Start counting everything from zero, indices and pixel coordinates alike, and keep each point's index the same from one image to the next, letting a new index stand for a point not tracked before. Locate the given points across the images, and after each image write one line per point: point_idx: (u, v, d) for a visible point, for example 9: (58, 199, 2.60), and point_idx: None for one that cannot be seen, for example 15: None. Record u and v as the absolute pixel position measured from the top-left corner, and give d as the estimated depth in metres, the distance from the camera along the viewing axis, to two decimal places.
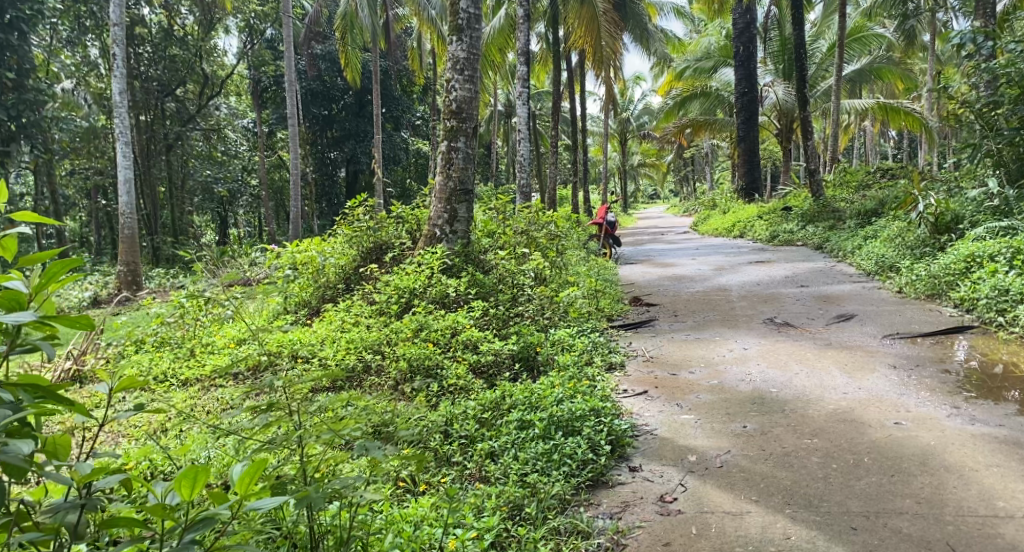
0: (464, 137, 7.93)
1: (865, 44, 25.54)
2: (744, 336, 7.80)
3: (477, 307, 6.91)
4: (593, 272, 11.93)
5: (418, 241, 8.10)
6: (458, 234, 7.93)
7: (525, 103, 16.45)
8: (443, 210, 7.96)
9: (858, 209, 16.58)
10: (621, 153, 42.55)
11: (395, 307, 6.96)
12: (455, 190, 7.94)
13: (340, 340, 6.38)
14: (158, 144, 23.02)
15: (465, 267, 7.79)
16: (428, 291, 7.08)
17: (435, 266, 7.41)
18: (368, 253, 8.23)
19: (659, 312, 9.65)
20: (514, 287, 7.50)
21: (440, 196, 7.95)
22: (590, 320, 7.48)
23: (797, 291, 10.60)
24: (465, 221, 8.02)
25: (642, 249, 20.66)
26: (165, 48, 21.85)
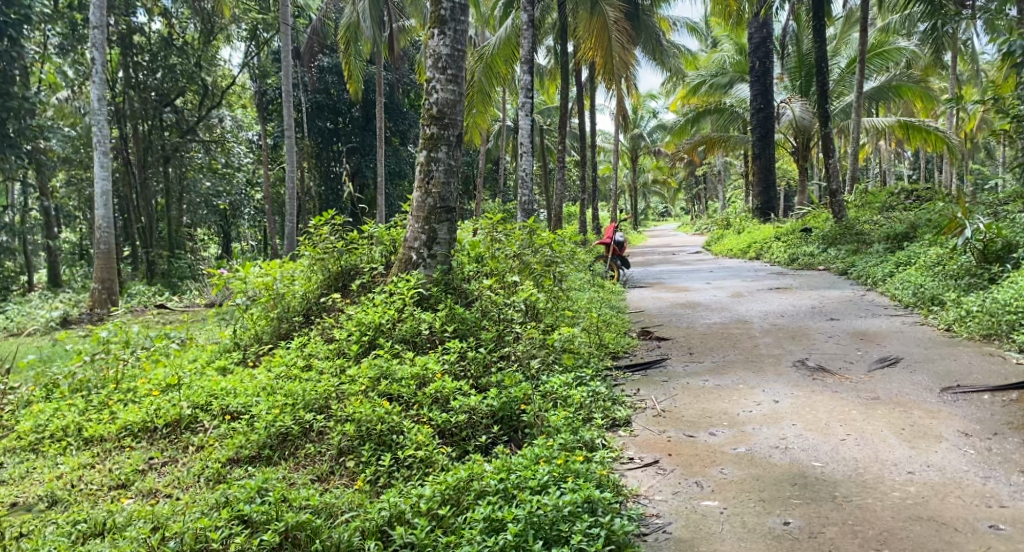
0: (445, 146, 6.83)
1: (887, 59, 24.42)
2: (774, 380, 6.73)
3: (453, 350, 5.88)
4: (598, 299, 10.81)
5: (392, 266, 6.98)
6: (435, 263, 6.80)
7: (530, 115, 15.22)
8: (422, 230, 6.83)
9: (886, 233, 15.38)
10: (632, 170, 41.30)
11: (356, 349, 5.96)
12: (436, 207, 6.83)
13: (278, 393, 5.50)
14: (156, 156, 21.84)
15: (444, 297, 6.63)
16: (396, 331, 6.06)
17: (408, 301, 6.34)
18: (334, 280, 7.07)
19: (671, 348, 8.54)
20: (501, 324, 6.37)
21: (417, 214, 6.84)
22: (590, 363, 6.45)
23: (827, 325, 9.51)
24: (447, 243, 6.89)
25: (654, 271, 19.45)
26: (165, 58, 20.88)
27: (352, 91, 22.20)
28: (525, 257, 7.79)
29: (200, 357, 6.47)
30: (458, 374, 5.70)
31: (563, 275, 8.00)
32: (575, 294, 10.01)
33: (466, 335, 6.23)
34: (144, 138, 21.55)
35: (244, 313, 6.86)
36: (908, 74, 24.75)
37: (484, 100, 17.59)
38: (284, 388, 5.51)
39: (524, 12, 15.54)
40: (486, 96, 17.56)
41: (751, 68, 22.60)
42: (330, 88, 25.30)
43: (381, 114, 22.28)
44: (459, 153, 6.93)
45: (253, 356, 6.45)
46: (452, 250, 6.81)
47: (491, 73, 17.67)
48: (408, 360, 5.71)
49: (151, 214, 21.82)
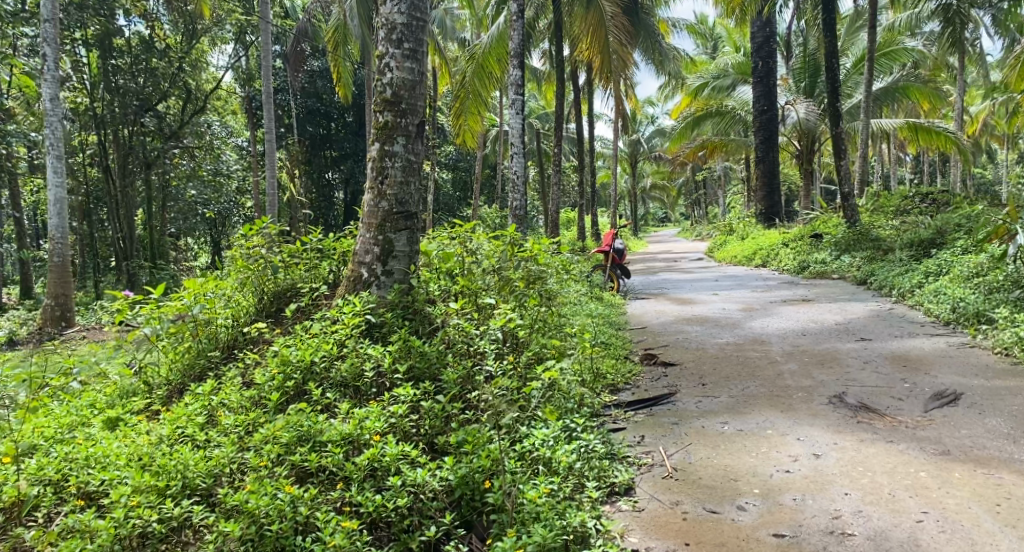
0: (403, 137, 5.81)
1: (895, 58, 23.19)
2: (810, 422, 5.54)
3: (403, 398, 4.97)
4: (595, 319, 9.53)
5: (338, 287, 5.95)
6: (389, 287, 5.75)
7: (520, 114, 13.94)
8: (376, 240, 5.80)
9: (909, 239, 14.15)
10: (631, 175, 40.05)
11: (277, 397, 5.02)
12: (390, 213, 5.79)
13: (156, 472, 4.58)
14: (136, 161, 20.05)
15: (399, 324, 5.57)
16: (330, 375, 5.13)
17: (353, 333, 5.35)
18: (266, 306, 6.03)
19: (680, 377, 7.27)
20: (469, 363, 5.32)
21: (369, 221, 5.81)
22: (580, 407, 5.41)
23: (860, 347, 8.35)
24: (406, 256, 5.81)
25: (656, 280, 18.13)
26: (145, 60, 19.23)
27: (340, 94, 20.86)
28: (507, 270, 6.55)
29: (93, 396, 5.41)
30: (405, 437, 4.82)
31: (552, 292, 6.81)
32: (570, 315, 8.75)
33: (420, 376, 5.24)
34: (124, 143, 19.86)
35: (155, 344, 5.64)
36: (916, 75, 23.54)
37: (478, 102, 16.38)
38: (159, 462, 4.60)
39: (512, 4, 14.29)
40: (479, 99, 16.38)
41: (754, 68, 21.33)
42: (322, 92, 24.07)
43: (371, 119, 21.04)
44: (421, 147, 5.91)
45: (154, 406, 5.33)
46: (412, 264, 5.77)
47: (484, 74, 16.35)
48: (339, 418, 4.84)
49: (130, 223, 20.43)
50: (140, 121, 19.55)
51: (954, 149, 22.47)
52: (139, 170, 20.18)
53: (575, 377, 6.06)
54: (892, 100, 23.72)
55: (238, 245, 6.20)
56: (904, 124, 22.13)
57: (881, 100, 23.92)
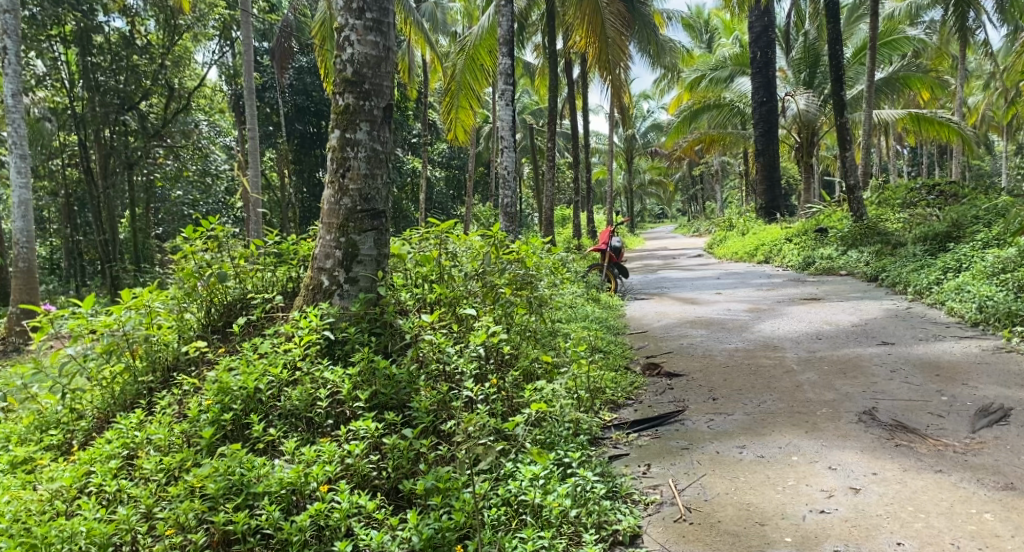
0: (367, 122, 5.52)
1: (896, 48, 22.42)
2: (843, 444, 4.87)
3: (361, 433, 4.56)
4: (592, 326, 8.81)
5: (296, 299, 5.52)
6: (352, 298, 5.41)
7: (511, 104, 13.13)
8: (337, 243, 5.47)
9: (922, 233, 13.44)
10: (627, 171, 39.28)
11: (211, 435, 4.58)
12: (355, 212, 5.47)
13: (31, 546, 4.01)
14: (118, 161, 18.40)
15: (363, 342, 5.19)
16: (279, 405, 4.74)
17: (309, 355, 4.97)
18: (213, 319, 5.53)
19: (688, 389, 6.60)
20: (444, 392, 4.87)
21: (330, 221, 5.48)
22: (567, 442, 4.79)
23: (882, 352, 7.67)
24: (372, 261, 5.51)
25: (657, 278, 17.34)
26: (126, 58, 17.71)
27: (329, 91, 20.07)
28: (492, 275, 5.87)
29: (9, 428, 4.95)
30: (361, 483, 4.40)
31: (543, 298, 6.17)
32: (564, 323, 8.02)
33: (383, 406, 4.84)
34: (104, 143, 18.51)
35: (85, 366, 5.14)
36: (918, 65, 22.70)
37: (470, 96, 15.65)
38: (38, 533, 4.05)
39: None
40: (471, 92, 15.65)
41: (752, 59, 20.58)
42: (312, 89, 22.82)
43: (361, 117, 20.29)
44: (387, 133, 5.64)
45: (78, 439, 4.87)
46: (378, 272, 5.45)
47: (474, 67, 15.57)
48: (283, 462, 4.42)
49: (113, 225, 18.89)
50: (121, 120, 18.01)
51: (958, 140, 21.75)
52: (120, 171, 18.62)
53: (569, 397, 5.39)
54: (892, 91, 22.85)
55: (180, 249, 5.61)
56: (907, 115, 21.38)
57: (882, 91, 23.05)
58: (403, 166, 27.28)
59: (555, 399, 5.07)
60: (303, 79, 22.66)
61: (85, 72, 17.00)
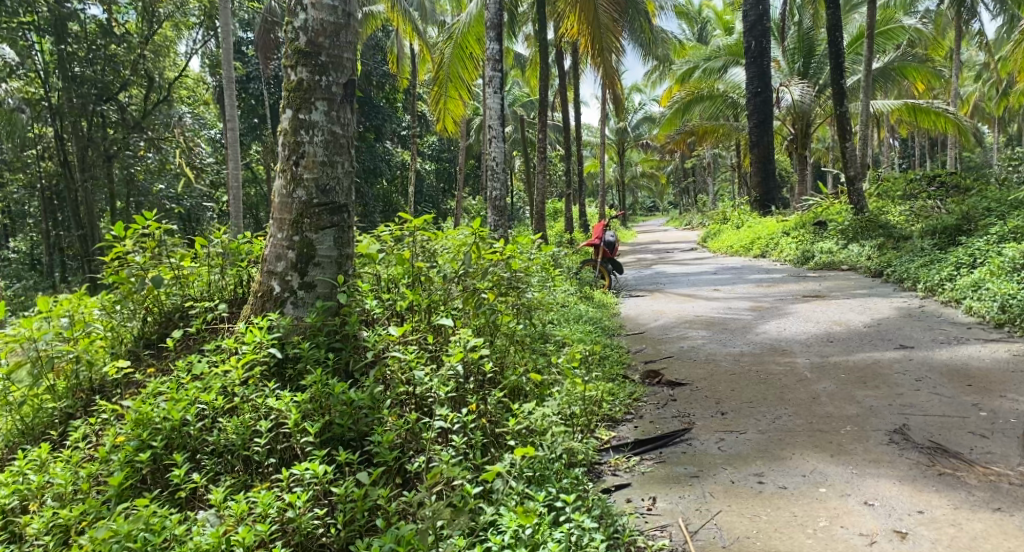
0: (324, 100, 4.96)
1: (892, 37, 21.78)
2: (879, 470, 4.30)
3: (306, 477, 4.00)
4: (585, 330, 8.17)
5: (245, 311, 5.00)
6: (307, 308, 4.87)
7: (499, 91, 12.45)
8: (291, 243, 4.93)
9: (930, 226, 12.85)
10: (619, 164, 38.53)
11: (123, 480, 4.11)
12: (311, 206, 4.92)
13: None
14: (96, 154, 17.14)
15: (317, 362, 4.60)
16: (210, 441, 4.26)
17: (251, 379, 4.46)
18: (148, 329, 5.09)
19: (694, 401, 6.01)
20: (411, 424, 4.32)
21: (282, 217, 4.94)
22: (555, 475, 4.22)
23: (901, 355, 7.07)
24: (332, 263, 4.96)
25: (652, 274, 16.70)
26: (103, 46, 16.38)
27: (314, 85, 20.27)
28: (473, 279, 5.23)
29: None
30: (304, 543, 3.87)
31: (531, 301, 5.55)
32: (555, 326, 7.37)
33: (335, 443, 4.30)
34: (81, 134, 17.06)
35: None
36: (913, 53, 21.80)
37: (459, 86, 14.98)
38: None
39: None
40: (460, 82, 14.97)
41: (745, 49, 19.50)
42: None
43: None
44: (349, 109, 5.08)
45: None
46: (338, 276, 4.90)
47: (463, 56, 14.86)
48: (207, 518, 3.92)
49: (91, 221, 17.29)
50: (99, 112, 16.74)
51: (954, 130, 21.05)
52: (99, 164, 17.24)
53: (561, 419, 4.77)
54: (888, 80, 22.26)
55: (111, 249, 5.17)
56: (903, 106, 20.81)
57: (878, 81, 22.46)
58: (391, 159, 26.56)
59: (545, 426, 4.51)
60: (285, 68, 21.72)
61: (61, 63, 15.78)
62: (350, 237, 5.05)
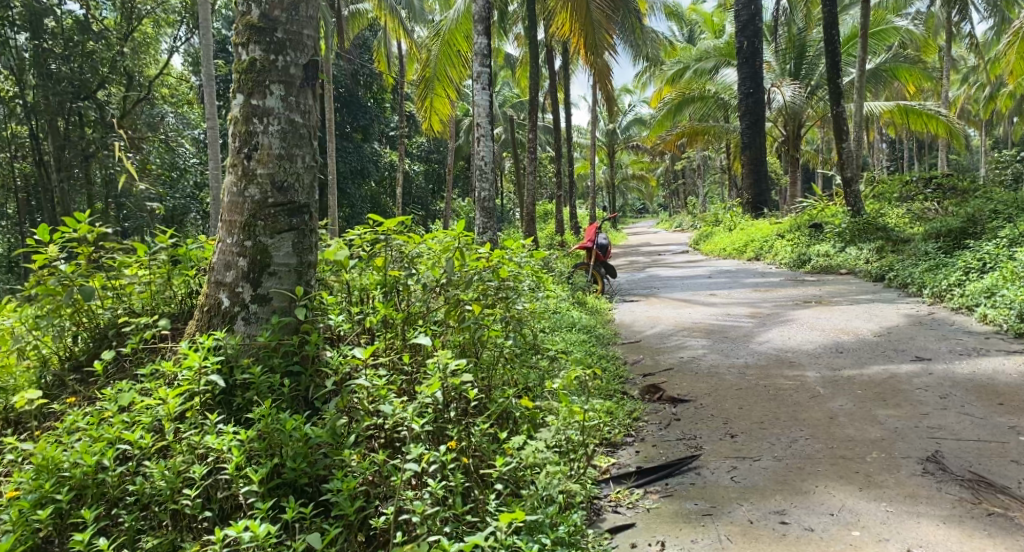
0: (281, 83, 4.53)
1: (885, 38, 21.33)
2: (918, 512, 3.88)
3: (245, 540, 3.47)
4: (579, 341, 7.60)
5: (188, 329, 4.51)
6: (261, 325, 4.41)
7: (488, 88, 11.89)
8: (242, 249, 4.46)
9: (935, 230, 12.35)
10: (610, 166, 37.99)
11: (11, 546, 3.53)
12: (266, 206, 4.47)
13: None
14: (74, 154, 16.04)
15: (266, 392, 4.11)
16: (133, 490, 3.75)
17: (187, 414, 3.98)
18: (88, 360, 4.66)
19: (700, 421, 5.47)
20: (374, 467, 3.85)
21: (231, 219, 4.47)
22: (548, 516, 3.78)
23: (918, 368, 6.54)
24: (291, 272, 4.51)
25: (644, 277, 16.16)
26: (80, 44, 15.50)
27: None
28: (458, 288, 4.70)
29: None
30: None
31: (521, 313, 5.03)
32: (544, 338, 6.81)
33: (284, 492, 3.85)
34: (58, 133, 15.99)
35: None
36: (906, 54, 21.37)
37: (446, 84, 14.43)
38: None
39: None
40: (447, 81, 14.41)
41: (737, 49, 18.96)
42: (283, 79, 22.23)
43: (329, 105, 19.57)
44: (310, 92, 4.65)
45: None
46: (296, 288, 4.45)
47: (451, 53, 14.31)
48: None
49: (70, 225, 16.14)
50: (77, 110, 15.66)
51: (948, 134, 20.67)
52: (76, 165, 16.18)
53: (555, 452, 4.25)
54: (879, 82, 21.80)
55: (36, 257, 4.65)
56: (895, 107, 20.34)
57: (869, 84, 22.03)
58: (379, 160, 25.98)
59: (540, 466, 4.03)
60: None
61: (35, 60, 14.78)
62: (312, 243, 4.60)
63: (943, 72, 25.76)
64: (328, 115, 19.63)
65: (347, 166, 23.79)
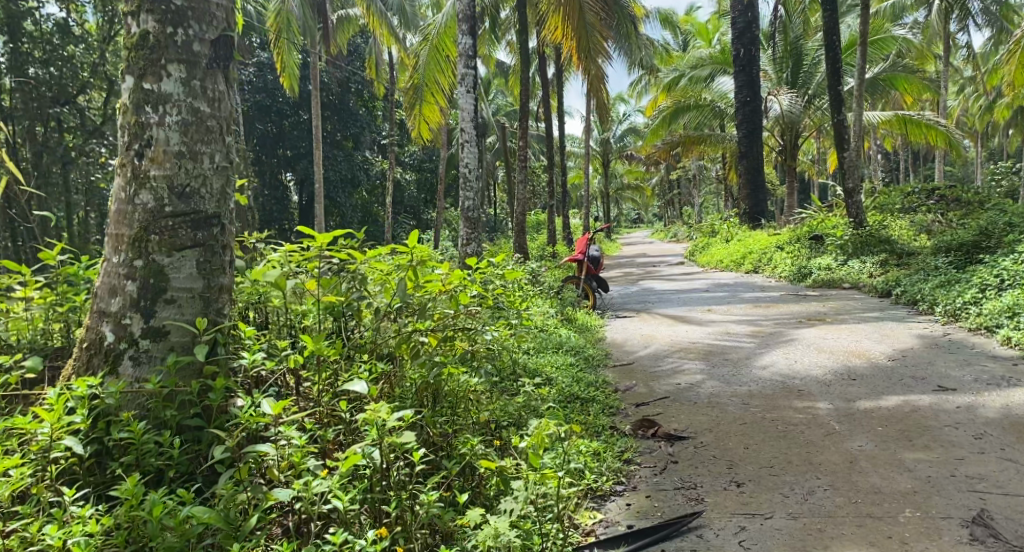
0: (180, 63, 3.93)
1: (882, 48, 20.66)
2: None
3: None
4: (567, 366, 6.90)
5: (68, 369, 3.89)
6: (153, 366, 3.77)
7: (473, 92, 11.16)
8: (131, 271, 3.83)
9: (944, 244, 11.70)
10: (604, 176, 37.33)
11: None
12: (162, 215, 3.86)
13: None
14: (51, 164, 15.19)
15: (148, 454, 3.49)
16: None
17: (38, 492, 3.36)
18: None
19: (701, 466, 4.79)
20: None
21: (119, 233, 3.85)
22: None
23: (942, 399, 5.86)
24: (196, 299, 3.89)
25: (639, 291, 15.46)
26: (63, 49, 14.76)
27: (287, 86, 19.47)
28: (410, 317, 4.13)
29: None
30: None
31: (490, 345, 4.45)
32: (521, 365, 6.12)
33: None
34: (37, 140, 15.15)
35: None
36: (903, 64, 20.67)
37: (435, 91, 13.68)
38: None
39: None
40: (437, 87, 13.68)
41: (733, 57, 18.29)
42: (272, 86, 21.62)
43: (317, 113, 18.87)
44: (220, 75, 4.05)
45: None
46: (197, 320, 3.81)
47: (439, 59, 13.56)
48: None
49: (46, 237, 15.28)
50: (58, 116, 14.84)
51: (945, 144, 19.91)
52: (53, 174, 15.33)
53: (516, 527, 3.62)
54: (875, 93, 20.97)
55: None
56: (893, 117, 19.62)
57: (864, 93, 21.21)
58: (370, 169, 25.29)
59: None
60: (263, 75, 21.43)
61: (14, 63, 13.91)
62: (222, 264, 3.99)
63: (941, 82, 25.15)
64: (316, 122, 18.93)
65: (338, 175, 23.10)
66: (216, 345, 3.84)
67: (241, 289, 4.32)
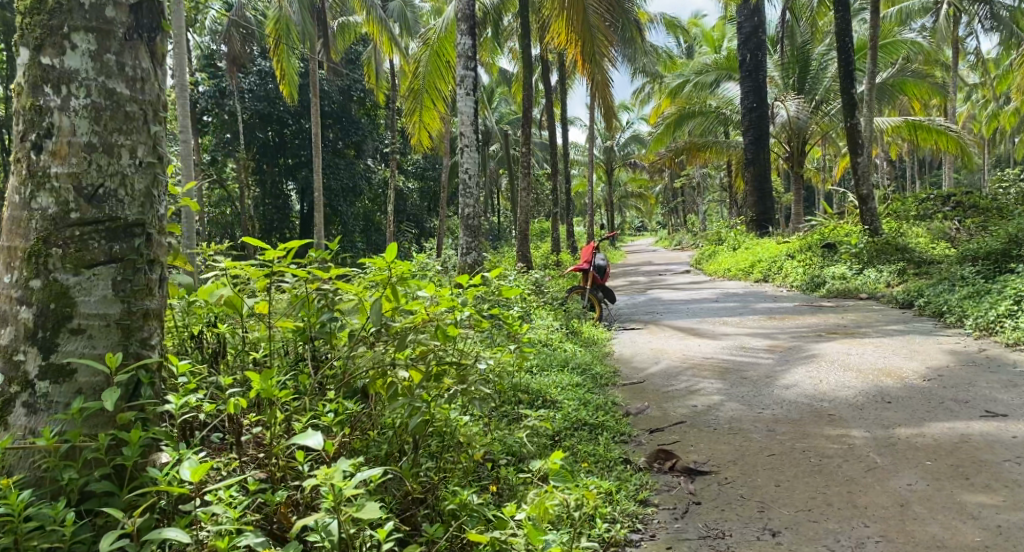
0: (89, 31, 3.15)
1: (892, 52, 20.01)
2: None
3: None
4: (572, 387, 6.29)
5: None
6: (52, 415, 3.02)
7: (473, 95, 10.57)
8: (25, 295, 3.06)
9: (969, 254, 11.13)
10: (608, 183, 36.79)
11: None
12: (67, 223, 3.08)
13: None
14: None
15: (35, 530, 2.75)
16: None
17: None
18: None
19: (730, 510, 4.21)
20: None
21: (13, 246, 3.09)
22: None
23: (991, 427, 5.28)
24: (111, 328, 3.12)
25: (647, 301, 14.85)
26: None
27: (286, 93, 18.88)
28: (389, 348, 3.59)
29: None
30: None
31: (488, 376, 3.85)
32: (518, 389, 5.52)
33: None
34: None
35: None
36: (914, 68, 20.06)
37: (434, 97, 13.09)
38: None
39: None
40: (436, 93, 13.08)
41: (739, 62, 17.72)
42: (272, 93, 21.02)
43: (317, 120, 18.30)
44: (143, 48, 3.28)
45: None
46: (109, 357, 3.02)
47: (438, 64, 12.96)
48: None
49: None
50: None
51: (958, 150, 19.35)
52: None
53: None
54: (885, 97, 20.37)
55: None
56: (904, 122, 19.03)
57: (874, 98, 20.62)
58: (371, 177, 24.77)
59: None
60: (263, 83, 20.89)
61: None
62: (148, 284, 3.22)
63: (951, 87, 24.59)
64: (316, 130, 18.40)
65: (339, 183, 22.61)
66: (139, 385, 3.17)
67: (191, 311, 3.77)
